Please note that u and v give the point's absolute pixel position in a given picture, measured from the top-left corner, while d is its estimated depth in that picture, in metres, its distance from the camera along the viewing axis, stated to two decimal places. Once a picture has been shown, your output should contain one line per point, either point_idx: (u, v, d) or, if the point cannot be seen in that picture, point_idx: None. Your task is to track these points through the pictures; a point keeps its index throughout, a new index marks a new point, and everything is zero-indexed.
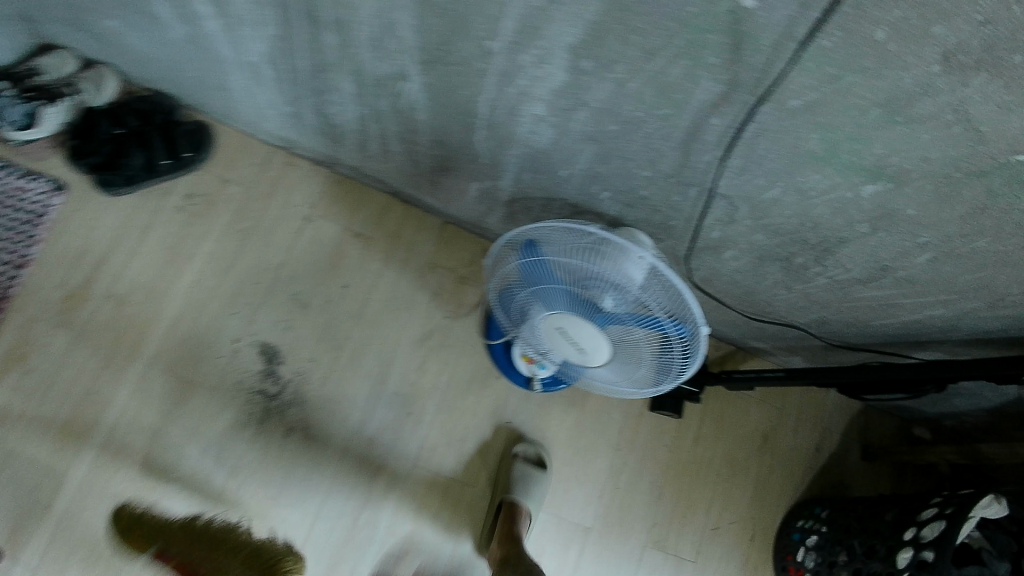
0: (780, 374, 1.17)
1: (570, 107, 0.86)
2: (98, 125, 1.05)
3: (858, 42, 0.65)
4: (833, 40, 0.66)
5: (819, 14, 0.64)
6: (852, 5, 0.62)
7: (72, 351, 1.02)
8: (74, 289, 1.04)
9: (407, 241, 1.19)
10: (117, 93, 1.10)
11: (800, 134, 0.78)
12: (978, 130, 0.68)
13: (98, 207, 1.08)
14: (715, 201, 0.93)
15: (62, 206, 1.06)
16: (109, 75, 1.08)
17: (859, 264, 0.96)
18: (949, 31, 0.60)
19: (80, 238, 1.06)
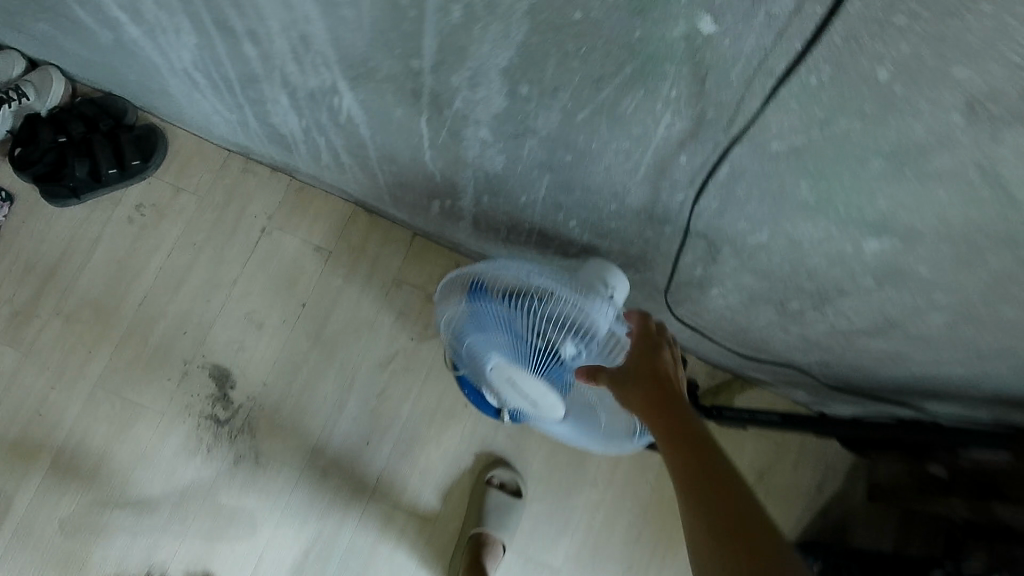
0: (773, 419, 1.06)
1: (518, 134, 0.74)
2: (39, 133, 0.98)
3: (854, 81, 0.49)
4: (821, 77, 0.50)
5: (798, 46, 0.49)
6: (843, 35, 0.46)
7: (17, 373, 0.98)
8: (20, 307, 1.00)
9: (371, 255, 1.10)
10: (65, 96, 1.04)
11: (783, 179, 0.63)
12: (1013, 193, 0.52)
13: (46, 219, 1.03)
14: (692, 240, 0.80)
15: (9, 218, 1.02)
16: (53, 77, 1.01)
17: (863, 314, 0.82)
18: (976, 73, 0.43)
19: (27, 252, 1.01)
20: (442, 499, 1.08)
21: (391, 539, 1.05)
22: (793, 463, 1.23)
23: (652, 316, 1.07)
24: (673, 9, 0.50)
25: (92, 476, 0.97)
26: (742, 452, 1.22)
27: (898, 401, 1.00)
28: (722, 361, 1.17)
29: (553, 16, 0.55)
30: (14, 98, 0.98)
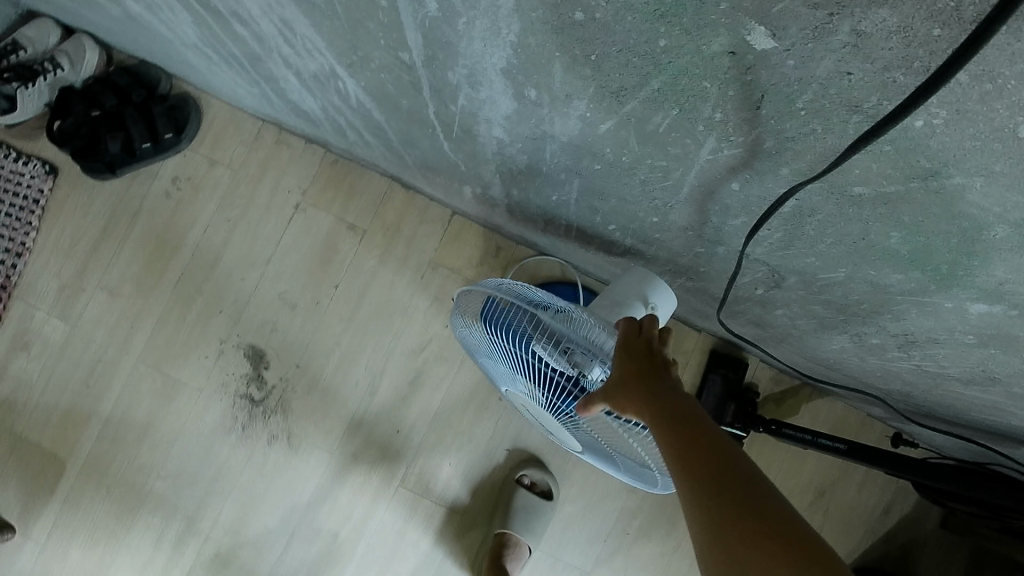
0: (839, 446, 0.89)
1: (538, 136, 0.60)
2: (74, 107, 0.95)
3: (978, 132, 0.32)
4: (928, 122, 0.33)
5: (898, 79, 0.32)
6: (971, 71, 0.29)
7: (68, 343, 1.01)
8: (68, 280, 1.01)
9: (407, 236, 1.02)
10: (100, 63, 1.00)
11: (866, 226, 0.47)
12: None
13: (90, 190, 1.02)
14: (750, 263, 0.65)
15: (56, 189, 1.02)
16: (86, 46, 0.97)
17: (959, 366, 0.64)
18: None
19: (73, 224, 1.02)
20: (471, 493, 1.04)
21: (417, 529, 1.03)
22: (859, 484, 1.08)
23: (712, 319, 0.93)
24: (707, 20, 0.35)
25: (138, 446, 1.01)
26: (800, 468, 1.07)
27: (989, 446, 0.82)
28: (786, 368, 1.01)
29: (549, 15, 0.42)
30: (48, 70, 0.94)
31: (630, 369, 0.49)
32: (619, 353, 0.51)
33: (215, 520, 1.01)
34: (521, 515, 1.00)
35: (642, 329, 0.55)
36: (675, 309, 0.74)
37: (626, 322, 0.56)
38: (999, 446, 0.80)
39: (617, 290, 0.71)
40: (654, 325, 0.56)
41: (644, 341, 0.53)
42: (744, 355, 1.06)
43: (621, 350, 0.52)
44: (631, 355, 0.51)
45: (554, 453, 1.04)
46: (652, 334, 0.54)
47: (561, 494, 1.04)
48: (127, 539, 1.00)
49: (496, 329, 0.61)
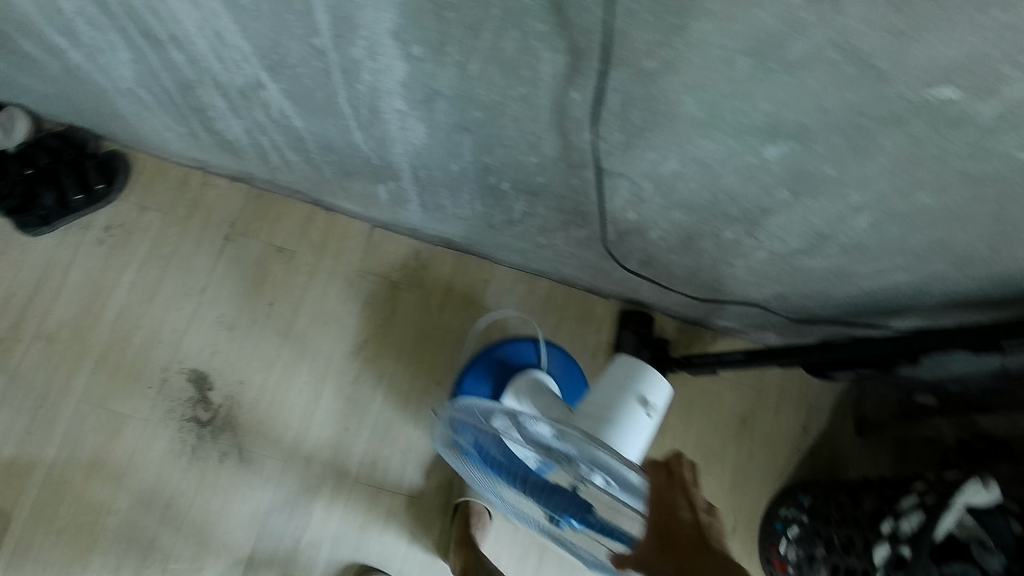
0: (738, 357, 1.07)
1: (430, 96, 0.77)
2: (8, 169, 1.05)
3: None
4: None
5: None
6: None
7: (6, 396, 1.02)
8: (4, 334, 1.04)
9: (333, 249, 1.12)
10: (28, 133, 1.09)
11: (672, 99, 0.67)
12: (869, 64, 0.55)
13: (23, 248, 1.08)
14: (614, 180, 0.83)
15: None
16: (17, 118, 1.08)
17: (796, 234, 0.86)
18: None
19: (7, 281, 1.07)
20: (425, 478, 1.10)
21: (379, 518, 1.07)
22: (775, 408, 1.22)
23: (610, 272, 1.10)
24: None
25: (85, 484, 1.01)
26: (720, 401, 1.21)
27: (861, 325, 1.04)
28: (687, 313, 1.18)
29: None
30: None
31: (682, 537, 0.49)
32: (656, 516, 0.50)
33: (173, 547, 1.01)
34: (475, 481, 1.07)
35: (674, 473, 0.53)
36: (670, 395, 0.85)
37: (653, 466, 0.53)
38: (861, 321, 1.03)
39: (615, 384, 0.83)
40: (678, 460, 0.54)
41: (682, 495, 0.51)
42: (649, 312, 1.22)
43: (665, 516, 0.50)
44: (672, 517, 0.50)
45: None
46: (683, 473, 0.53)
47: None
48: None
49: (485, 445, 0.68)
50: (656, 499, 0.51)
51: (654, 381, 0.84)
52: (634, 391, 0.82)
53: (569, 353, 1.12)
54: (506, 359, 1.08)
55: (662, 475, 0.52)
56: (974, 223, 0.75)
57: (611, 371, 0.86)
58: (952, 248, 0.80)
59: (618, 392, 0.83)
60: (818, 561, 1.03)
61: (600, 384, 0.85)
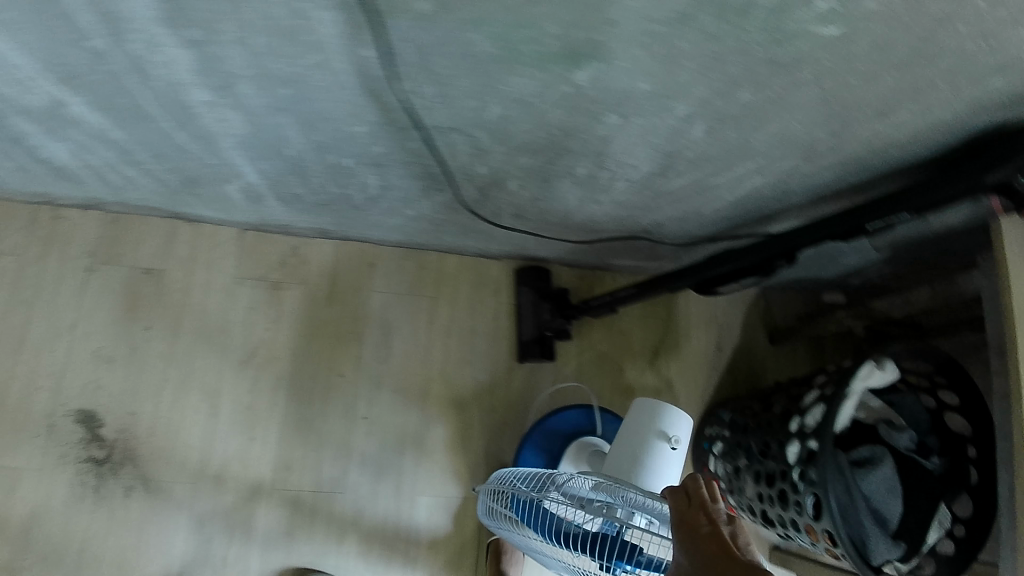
0: (630, 292, 1.07)
1: (231, 79, 0.72)
2: None
3: None
4: None
5: None
6: None
7: None
8: None
9: (205, 259, 1.09)
10: None
11: (463, 40, 0.64)
12: None
13: None
14: (448, 136, 0.81)
15: None
16: None
17: (643, 157, 0.84)
18: None
19: None
20: (343, 471, 1.09)
21: (305, 519, 1.06)
22: (685, 334, 1.22)
23: (489, 232, 1.08)
24: None
25: None
26: (630, 337, 1.21)
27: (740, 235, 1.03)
28: (580, 258, 1.17)
29: None
30: None
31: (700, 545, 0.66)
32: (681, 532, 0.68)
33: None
34: None
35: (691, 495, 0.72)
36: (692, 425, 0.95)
37: (673, 493, 0.73)
38: (739, 232, 1.02)
39: (639, 423, 0.94)
40: (695, 483, 0.73)
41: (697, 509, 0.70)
42: (543, 264, 1.20)
43: (683, 521, 0.70)
44: (691, 529, 0.68)
45: (407, 406, 1.12)
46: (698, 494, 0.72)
47: (425, 435, 1.12)
48: None
49: (539, 518, 0.81)
50: (679, 519, 0.70)
51: (674, 417, 0.94)
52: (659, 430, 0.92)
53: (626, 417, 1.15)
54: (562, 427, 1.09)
55: (683, 501, 0.71)
56: (803, 111, 0.74)
57: (637, 407, 0.97)
58: (794, 142, 0.80)
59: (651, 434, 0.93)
60: (743, 471, 1.02)
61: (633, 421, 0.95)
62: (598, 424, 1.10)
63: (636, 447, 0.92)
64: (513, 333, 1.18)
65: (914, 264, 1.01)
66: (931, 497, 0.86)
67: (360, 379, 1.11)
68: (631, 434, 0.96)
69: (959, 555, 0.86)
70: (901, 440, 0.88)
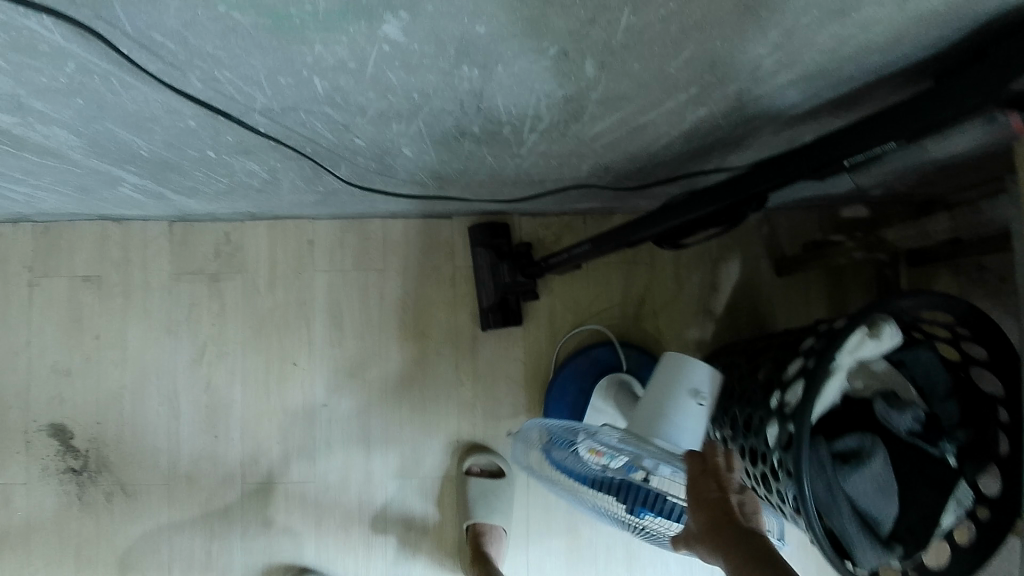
0: (585, 247, 0.91)
1: (14, 100, 0.61)
2: None
3: None
4: None
5: None
6: None
7: None
8: None
9: (139, 260, 1.04)
10: None
11: (215, 18, 0.49)
12: None
13: None
14: (293, 116, 0.66)
15: None
16: None
17: (540, 105, 0.66)
18: None
19: None
20: (311, 460, 1.05)
21: (281, 508, 1.04)
22: (674, 275, 1.06)
23: (420, 197, 0.94)
24: None
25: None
26: (608, 286, 1.06)
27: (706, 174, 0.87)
28: (538, 208, 1.02)
29: None
30: None
31: (705, 524, 0.59)
32: (692, 499, 0.60)
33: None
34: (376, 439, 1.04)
35: (707, 460, 0.62)
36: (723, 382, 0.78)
37: (690, 453, 0.63)
38: (704, 163, 0.83)
39: (661, 381, 0.77)
40: (714, 448, 0.63)
41: (716, 480, 0.61)
42: (501, 217, 1.05)
43: (693, 498, 0.60)
44: (702, 503, 0.59)
45: (368, 387, 1.05)
46: (717, 461, 0.62)
47: (392, 416, 1.05)
48: None
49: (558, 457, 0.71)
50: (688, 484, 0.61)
51: (701, 372, 0.77)
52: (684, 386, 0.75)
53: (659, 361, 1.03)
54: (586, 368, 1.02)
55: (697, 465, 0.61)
56: (720, 24, 0.53)
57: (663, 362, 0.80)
58: (729, 62, 0.59)
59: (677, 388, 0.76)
60: (728, 442, 0.87)
61: (658, 380, 0.78)
62: (623, 358, 1.01)
63: (659, 405, 0.75)
64: (474, 299, 1.06)
65: (947, 173, 0.80)
66: (938, 483, 0.68)
67: (314, 366, 1.05)
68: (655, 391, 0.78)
69: (984, 541, 0.67)
70: (901, 423, 0.72)
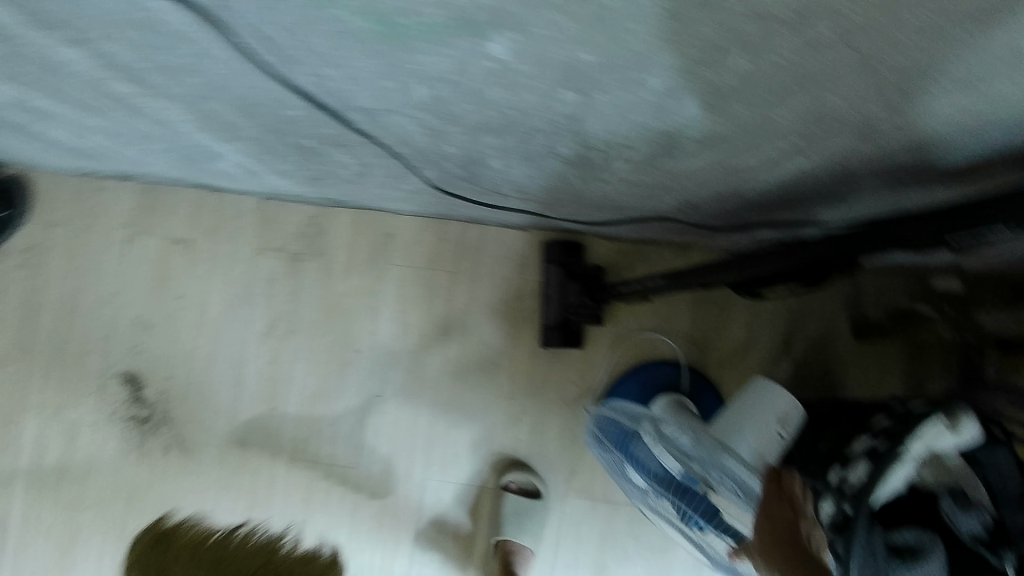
0: (660, 281, 0.89)
1: (137, 71, 0.65)
2: None
3: None
4: None
5: None
6: None
7: None
8: None
9: (228, 230, 1.08)
10: None
11: (331, 20, 0.50)
12: None
13: None
14: (392, 117, 0.68)
15: None
16: None
17: (634, 136, 0.65)
18: None
19: None
20: (358, 446, 1.07)
21: (322, 489, 1.07)
22: (745, 321, 1.02)
23: (502, 207, 0.95)
24: None
25: (59, 488, 1.08)
26: (676, 323, 1.03)
27: (794, 224, 0.85)
28: (616, 233, 1.00)
29: None
30: None
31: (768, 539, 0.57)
32: (763, 514, 0.58)
33: (145, 530, 1.08)
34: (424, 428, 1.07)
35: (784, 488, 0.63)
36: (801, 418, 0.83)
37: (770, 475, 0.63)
38: (794, 213, 0.80)
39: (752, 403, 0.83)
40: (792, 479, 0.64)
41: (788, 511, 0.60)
42: (577, 237, 1.04)
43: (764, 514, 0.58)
44: (776, 521, 0.57)
45: (422, 385, 1.06)
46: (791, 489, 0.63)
47: (441, 418, 1.06)
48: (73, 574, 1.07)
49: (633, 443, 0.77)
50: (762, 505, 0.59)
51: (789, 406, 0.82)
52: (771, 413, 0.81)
53: (719, 392, 1.00)
54: (646, 383, 1.00)
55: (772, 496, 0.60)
56: (839, 79, 0.51)
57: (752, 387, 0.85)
58: (839, 117, 0.56)
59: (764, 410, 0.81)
60: None
61: (747, 400, 0.83)
62: (684, 378, 0.99)
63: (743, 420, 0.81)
64: (539, 314, 1.06)
65: None
66: None
67: (373, 357, 1.07)
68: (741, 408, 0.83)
69: None
70: (966, 524, 0.68)
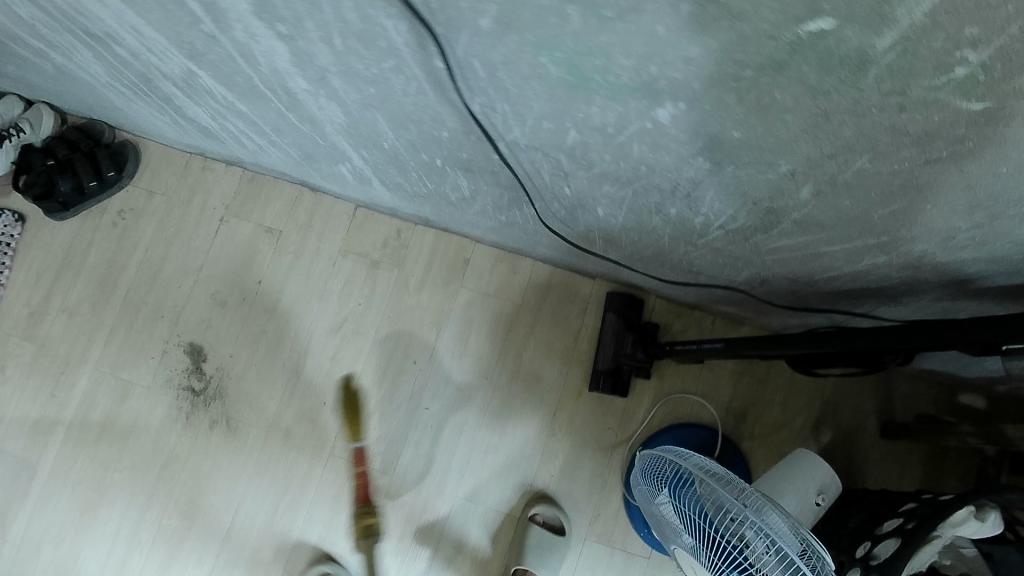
0: (717, 345, 0.97)
1: (322, 73, 0.74)
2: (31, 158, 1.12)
3: None
4: None
5: None
6: None
7: (35, 365, 1.13)
8: (36, 309, 1.15)
9: (318, 229, 1.17)
10: (58, 127, 1.17)
11: (531, 63, 0.60)
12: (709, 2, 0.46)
13: (51, 230, 1.17)
14: (530, 153, 0.77)
15: (23, 236, 1.17)
16: (43, 111, 1.14)
17: (741, 210, 0.74)
18: None
19: (38, 261, 1.16)
20: (396, 452, 1.11)
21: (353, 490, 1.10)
22: (782, 401, 1.09)
23: (581, 252, 1.03)
24: None
25: (98, 445, 1.10)
26: (718, 390, 1.10)
27: (849, 316, 0.93)
28: (677, 296, 1.09)
29: None
30: (13, 134, 1.11)
31: None
32: None
33: (187, 487, 1.09)
34: (465, 447, 1.11)
35: None
36: (839, 489, 0.82)
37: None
38: (859, 306, 0.88)
39: (791, 473, 0.82)
40: None
41: None
42: (639, 294, 1.13)
43: None
44: None
45: (470, 406, 1.12)
46: None
47: (481, 440, 1.11)
48: (92, 532, 1.08)
49: (679, 496, 0.80)
50: None
51: (826, 479, 0.81)
52: (808, 487, 0.80)
53: (748, 462, 1.06)
54: (681, 444, 1.06)
55: None
56: (940, 192, 0.60)
57: (793, 455, 0.84)
58: (928, 225, 0.66)
59: (804, 483, 0.81)
60: None
61: (786, 468, 0.82)
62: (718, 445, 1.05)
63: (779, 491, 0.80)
64: (591, 358, 1.12)
65: None
66: None
67: (429, 370, 1.13)
68: (779, 476, 0.82)
69: None
70: None
